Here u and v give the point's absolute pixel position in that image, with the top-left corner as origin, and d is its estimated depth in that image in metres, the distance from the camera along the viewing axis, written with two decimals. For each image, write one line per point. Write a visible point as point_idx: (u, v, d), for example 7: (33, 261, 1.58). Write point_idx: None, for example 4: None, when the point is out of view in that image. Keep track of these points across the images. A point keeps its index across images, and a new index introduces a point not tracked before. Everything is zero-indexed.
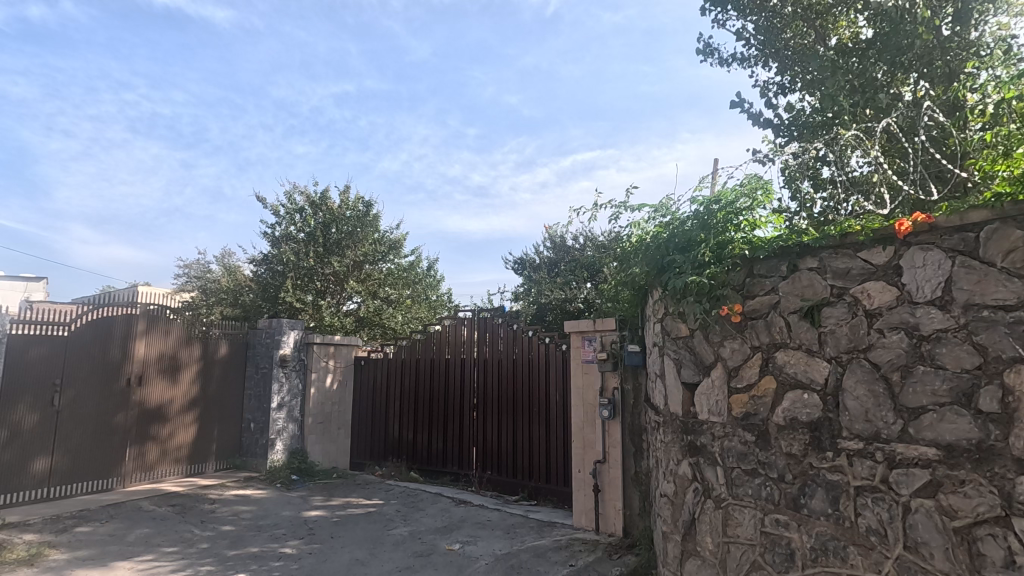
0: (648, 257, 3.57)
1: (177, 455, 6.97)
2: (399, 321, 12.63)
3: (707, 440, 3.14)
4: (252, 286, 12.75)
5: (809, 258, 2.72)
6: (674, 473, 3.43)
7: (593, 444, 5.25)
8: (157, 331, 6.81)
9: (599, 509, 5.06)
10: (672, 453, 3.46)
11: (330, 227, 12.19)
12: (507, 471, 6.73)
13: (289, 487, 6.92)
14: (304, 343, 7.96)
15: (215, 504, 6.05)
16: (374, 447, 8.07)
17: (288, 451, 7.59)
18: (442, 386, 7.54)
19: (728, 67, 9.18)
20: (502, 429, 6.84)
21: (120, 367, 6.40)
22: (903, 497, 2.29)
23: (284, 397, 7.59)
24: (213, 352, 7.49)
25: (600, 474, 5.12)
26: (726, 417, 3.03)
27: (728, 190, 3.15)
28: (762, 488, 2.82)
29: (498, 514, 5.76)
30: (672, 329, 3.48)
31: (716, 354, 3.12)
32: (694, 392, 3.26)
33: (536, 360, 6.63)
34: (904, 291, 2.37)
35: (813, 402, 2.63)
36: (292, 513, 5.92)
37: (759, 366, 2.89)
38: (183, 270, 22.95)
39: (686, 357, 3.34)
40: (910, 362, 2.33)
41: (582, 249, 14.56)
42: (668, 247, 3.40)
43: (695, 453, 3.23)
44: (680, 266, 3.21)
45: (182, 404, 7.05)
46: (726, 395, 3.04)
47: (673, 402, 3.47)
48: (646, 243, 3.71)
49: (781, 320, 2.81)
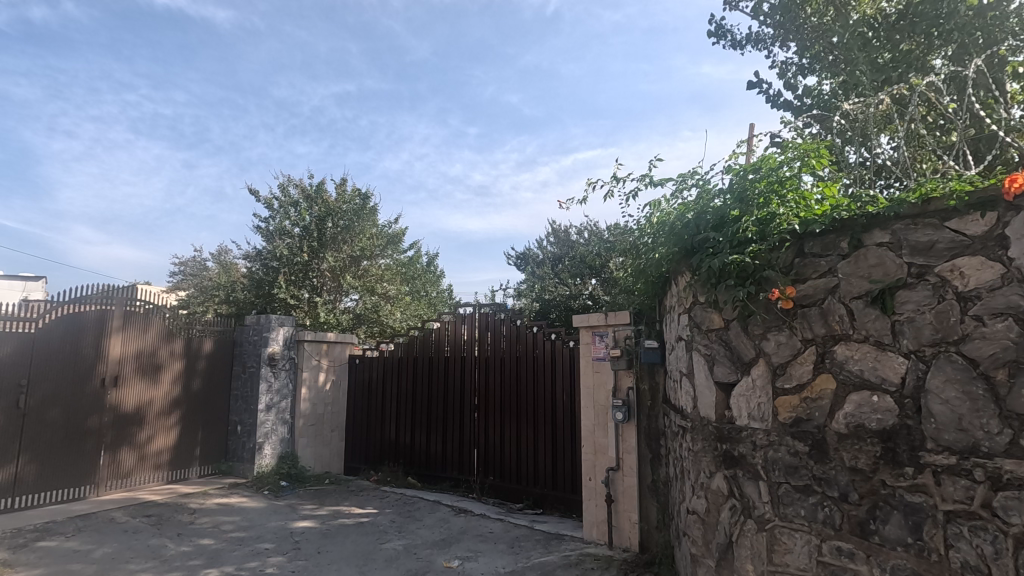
0: (675, 238, 3.10)
1: (156, 460, 6.51)
2: (398, 319, 12.08)
3: (747, 449, 2.67)
4: (244, 282, 12.33)
5: (878, 231, 2.25)
6: (705, 486, 2.96)
7: (606, 450, 4.76)
8: (134, 327, 6.35)
9: (612, 521, 4.60)
10: (702, 464, 2.99)
11: (325, 220, 11.70)
12: (510, 476, 6.26)
13: (276, 494, 6.46)
14: (294, 340, 7.53)
15: (194, 513, 5.60)
16: (369, 451, 7.59)
17: (277, 455, 7.15)
18: (441, 385, 7.06)
19: (742, 49, 8.73)
20: (505, 431, 6.37)
21: (93, 367, 5.95)
22: (1015, 528, 1.83)
23: (272, 397, 7.16)
24: (197, 350, 7.03)
25: (614, 482, 4.64)
26: (771, 423, 2.57)
27: (774, 154, 2.69)
28: (819, 509, 2.36)
29: (501, 525, 5.30)
30: (702, 320, 3.01)
31: (758, 349, 2.66)
32: (731, 394, 2.79)
33: (541, 358, 6.16)
34: (1011, 268, 1.90)
35: (886, 406, 2.16)
36: (278, 524, 5.46)
37: (813, 363, 2.43)
38: (179, 269, 22.48)
39: (721, 353, 2.88)
40: (1021, 356, 1.86)
41: (586, 244, 14.11)
42: (700, 227, 2.93)
43: (732, 464, 2.76)
44: (716, 245, 2.72)
45: (163, 405, 6.60)
46: (772, 398, 2.58)
47: (704, 406, 3.00)
48: (670, 222, 3.24)
49: (843, 307, 2.33)
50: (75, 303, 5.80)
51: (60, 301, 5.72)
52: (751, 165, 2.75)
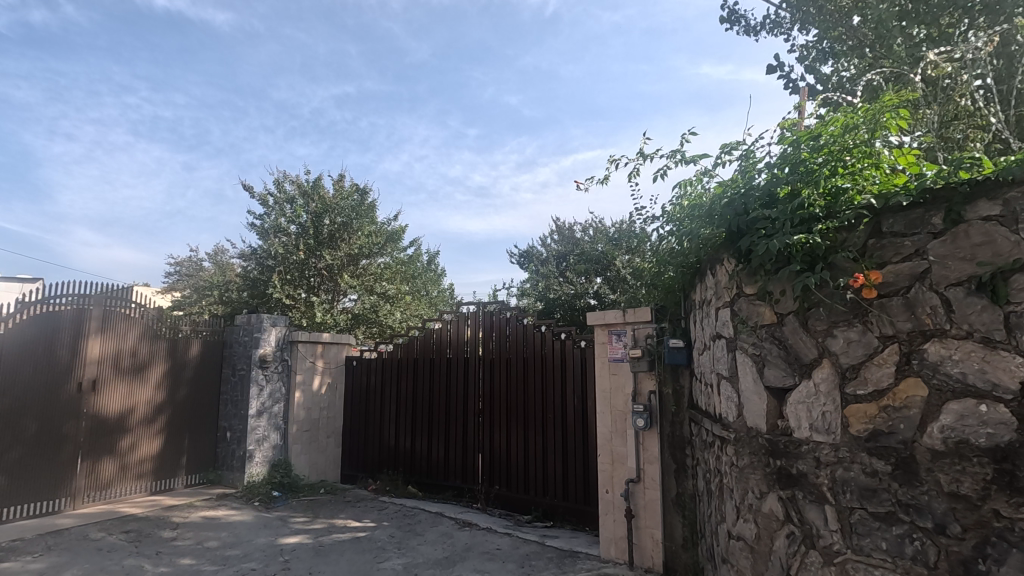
0: (720, 221, 2.68)
1: (139, 470, 6.09)
2: (397, 319, 11.67)
3: (809, 467, 2.26)
4: (239, 282, 11.91)
5: (983, 201, 1.85)
6: (753, 509, 2.53)
7: (624, 460, 4.31)
8: (114, 328, 5.93)
9: (633, 538, 4.17)
10: (748, 482, 2.56)
11: (322, 218, 11.28)
12: (517, 486, 5.83)
13: (267, 505, 6.04)
14: (287, 341, 7.10)
15: (177, 529, 5.18)
16: (368, 457, 7.17)
17: (269, 464, 6.72)
18: (443, 389, 6.63)
19: (757, 34, 8.29)
20: (512, 436, 5.95)
21: (68, 371, 5.54)
22: None
23: (264, 402, 6.74)
24: (184, 352, 6.61)
25: (634, 495, 4.19)
26: (840, 437, 2.16)
27: (847, 112, 2.23)
28: (906, 543, 1.95)
29: (510, 541, 4.88)
30: (750, 314, 2.58)
31: (822, 348, 2.25)
32: (788, 402, 2.38)
33: (548, 359, 5.75)
34: None
35: (999, 418, 1.77)
36: (267, 540, 5.03)
37: (896, 364, 2.02)
38: (174, 269, 22.05)
39: (773, 354, 2.46)
40: None
41: (591, 242, 13.67)
42: (751, 207, 2.50)
43: (789, 484, 2.34)
44: (774, 225, 2.29)
45: (147, 411, 6.18)
46: (841, 406, 2.17)
47: (750, 414, 2.59)
48: (713, 205, 2.81)
49: (937, 296, 1.92)
50: (57, 299, 5.49)
51: (39, 296, 5.39)
52: (814, 128, 2.30)
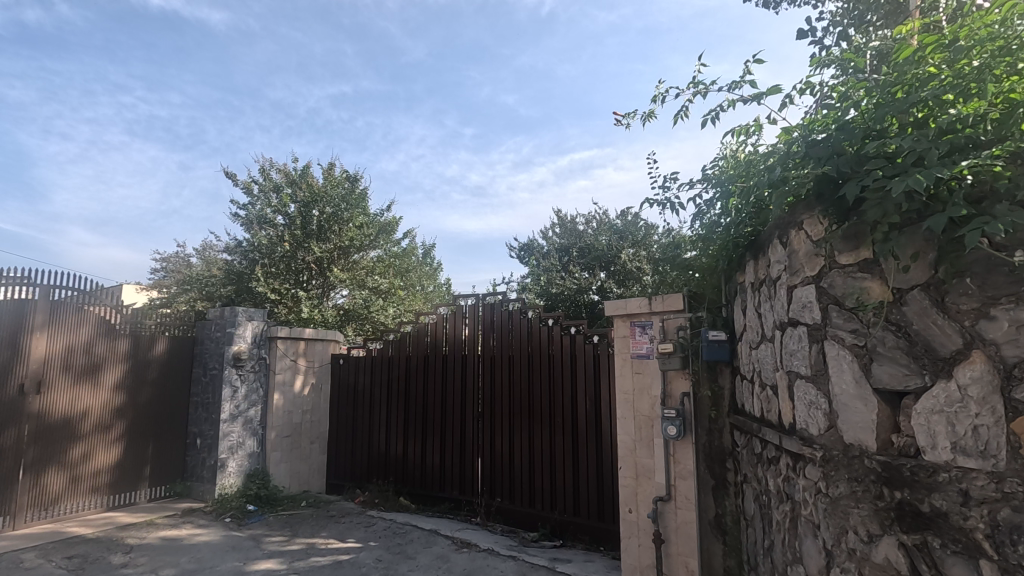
0: (809, 162, 2.01)
1: (94, 482, 5.39)
2: (390, 315, 10.97)
3: (951, 505, 1.59)
4: (223, 276, 11.19)
5: None
6: (856, 557, 1.85)
7: (652, 474, 3.63)
8: (63, 323, 5.21)
9: (663, 568, 3.49)
10: (847, 519, 1.88)
11: (310, 208, 10.52)
12: (522, 499, 5.16)
13: (240, 522, 5.36)
14: (265, 338, 6.42)
15: (130, 553, 4.48)
16: (355, 466, 6.49)
17: (244, 474, 6.05)
18: (438, 390, 5.95)
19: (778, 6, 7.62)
20: (515, 442, 5.28)
21: (7, 371, 4.84)
22: None
23: (238, 405, 6.06)
24: (147, 349, 5.91)
25: (664, 517, 3.52)
26: (1009, 463, 1.49)
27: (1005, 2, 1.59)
28: None
29: (515, 566, 4.20)
30: (850, 288, 1.91)
31: (974, 334, 1.59)
32: (913, 409, 1.71)
33: (557, 358, 5.08)
34: None
35: None
36: (233, 565, 4.35)
37: None
38: (160, 264, 21.29)
39: (887, 343, 1.79)
40: None
41: (595, 234, 13.00)
42: (858, 139, 1.84)
43: (920, 528, 1.66)
44: (910, 156, 1.63)
45: (102, 417, 5.48)
46: (1007, 420, 1.51)
47: (849, 425, 1.90)
48: (794, 147, 2.15)
49: None
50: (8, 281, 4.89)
51: None
52: (951, 31, 1.66)
